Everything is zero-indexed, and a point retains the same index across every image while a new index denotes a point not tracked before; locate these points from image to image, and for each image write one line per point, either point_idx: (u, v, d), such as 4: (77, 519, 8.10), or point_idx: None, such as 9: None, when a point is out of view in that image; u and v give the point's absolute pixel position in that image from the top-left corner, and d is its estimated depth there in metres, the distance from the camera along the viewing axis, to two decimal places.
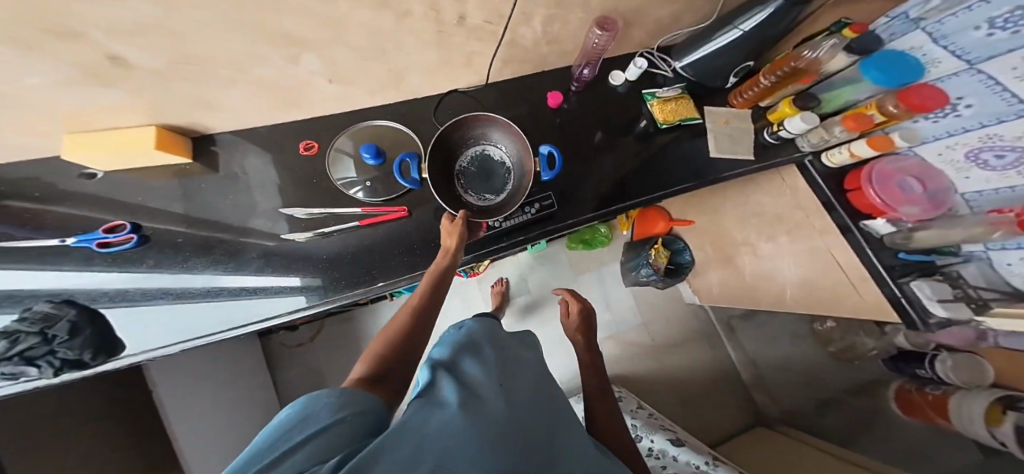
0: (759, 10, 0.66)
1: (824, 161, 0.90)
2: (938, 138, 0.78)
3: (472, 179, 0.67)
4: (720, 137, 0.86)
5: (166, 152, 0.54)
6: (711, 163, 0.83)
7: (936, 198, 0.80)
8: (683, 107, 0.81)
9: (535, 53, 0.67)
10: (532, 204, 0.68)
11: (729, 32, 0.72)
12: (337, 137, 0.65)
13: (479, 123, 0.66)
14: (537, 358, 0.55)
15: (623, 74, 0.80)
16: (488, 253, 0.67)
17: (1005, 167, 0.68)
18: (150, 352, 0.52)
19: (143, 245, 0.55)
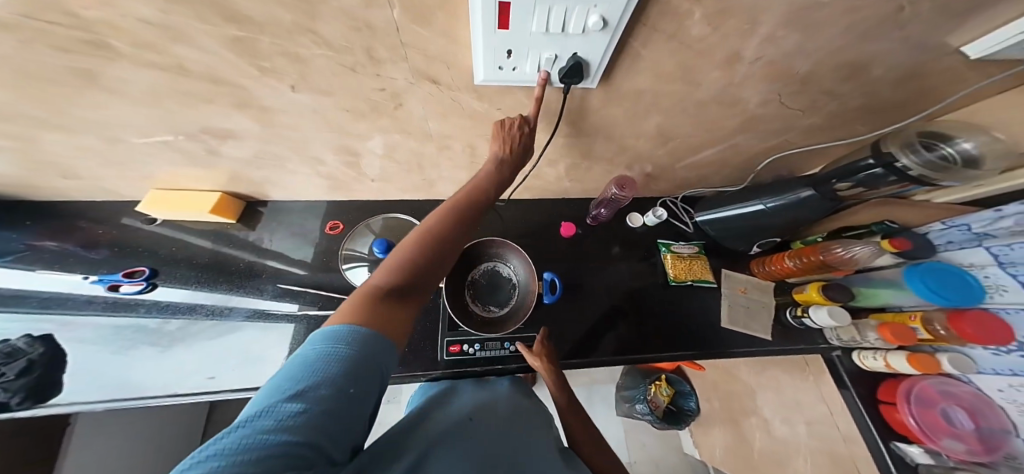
0: (784, 197, 0.61)
1: (854, 359, 0.76)
2: (995, 372, 0.59)
3: (480, 291, 0.72)
4: (735, 307, 0.80)
5: (216, 214, 0.68)
6: (719, 335, 0.77)
7: (992, 440, 0.59)
8: (697, 268, 0.81)
9: (555, 185, 0.75)
10: (514, 341, 0.69)
11: (752, 204, 0.67)
12: (375, 216, 0.77)
13: (495, 245, 0.73)
14: (515, 402, 0.60)
15: (640, 218, 0.85)
16: (460, 375, 0.67)
17: None
18: (76, 404, 0.54)
19: (145, 292, 0.64)
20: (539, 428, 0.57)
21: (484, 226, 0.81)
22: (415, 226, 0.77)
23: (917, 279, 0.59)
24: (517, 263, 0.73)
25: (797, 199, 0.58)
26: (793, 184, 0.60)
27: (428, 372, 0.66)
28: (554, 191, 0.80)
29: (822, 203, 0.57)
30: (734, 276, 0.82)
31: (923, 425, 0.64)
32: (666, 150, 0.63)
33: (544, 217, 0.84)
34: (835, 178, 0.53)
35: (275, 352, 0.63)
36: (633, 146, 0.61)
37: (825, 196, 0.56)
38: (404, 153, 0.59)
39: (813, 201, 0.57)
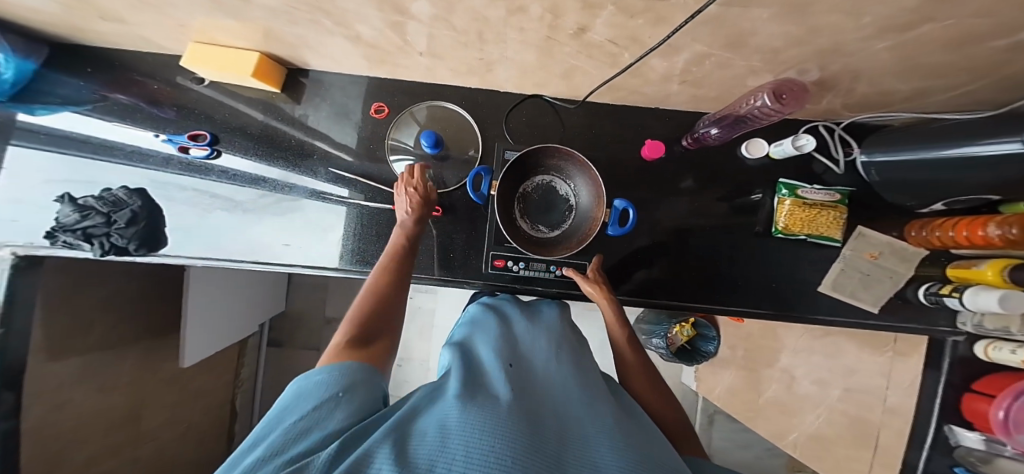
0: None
1: (977, 349, 0.60)
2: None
3: (531, 207, 0.62)
4: (848, 271, 0.63)
5: (259, 79, 0.59)
6: (806, 300, 0.64)
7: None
8: (824, 222, 0.60)
9: (660, 86, 0.53)
10: (560, 266, 0.64)
11: (1001, 140, 0.38)
12: (418, 104, 0.65)
13: (555, 155, 0.60)
14: (557, 340, 0.54)
15: (766, 145, 0.61)
16: (501, 288, 0.66)
17: None
18: (178, 256, 0.63)
19: (213, 158, 0.64)
20: (590, 369, 0.51)
21: (546, 129, 0.64)
22: (468, 124, 0.65)
23: None
24: (581, 181, 0.61)
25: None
26: None
27: (471, 280, 0.65)
28: (652, 95, 0.57)
29: None
30: (867, 236, 0.62)
31: (1011, 421, 0.51)
32: (889, 46, 0.36)
33: (627, 129, 0.64)
34: None
35: (331, 241, 0.65)
36: (835, 33, 0.34)
37: None
38: (460, 23, 0.41)
39: None
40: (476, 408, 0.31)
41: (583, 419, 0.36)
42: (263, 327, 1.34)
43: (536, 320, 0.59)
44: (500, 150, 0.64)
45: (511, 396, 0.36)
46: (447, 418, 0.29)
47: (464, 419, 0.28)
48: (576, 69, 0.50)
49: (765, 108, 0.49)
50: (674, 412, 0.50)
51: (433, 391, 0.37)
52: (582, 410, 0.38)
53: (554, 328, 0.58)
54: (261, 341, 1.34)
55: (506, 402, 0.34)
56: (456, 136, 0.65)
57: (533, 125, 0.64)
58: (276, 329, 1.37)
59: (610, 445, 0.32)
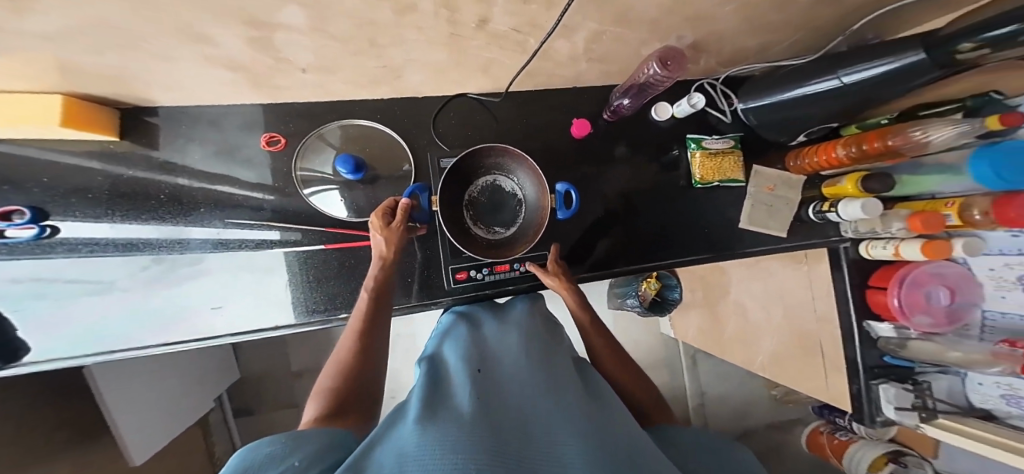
0: (874, 64, 0.44)
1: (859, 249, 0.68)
2: (999, 253, 0.54)
3: (482, 211, 0.61)
4: (756, 205, 0.71)
5: (76, 129, 0.45)
6: (734, 235, 0.72)
7: (957, 312, 0.59)
8: (728, 166, 0.70)
9: (570, 66, 0.57)
10: (523, 262, 0.64)
11: (825, 80, 0.51)
12: (329, 125, 0.61)
13: (493, 153, 0.59)
14: (525, 333, 0.53)
15: (670, 108, 0.69)
16: (472, 299, 0.64)
17: None
18: (52, 363, 0.51)
19: (50, 235, 0.51)
20: (561, 355, 0.51)
21: (476, 128, 0.65)
22: (392, 139, 0.63)
23: (987, 162, 0.46)
24: (522, 174, 0.61)
25: (901, 65, 0.41)
26: (899, 43, 0.41)
27: (441, 298, 0.62)
28: (566, 76, 0.61)
29: (929, 72, 0.40)
30: (763, 173, 0.72)
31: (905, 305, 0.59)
32: (732, 8, 0.44)
33: (552, 112, 0.67)
34: (958, 36, 0.35)
35: (258, 289, 0.58)
36: (691, 1, 0.41)
37: (939, 64, 0.39)
38: (342, 34, 0.38)
39: (919, 69, 0.40)
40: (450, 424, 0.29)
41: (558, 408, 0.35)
42: (221, 398, 1.11)
43: (503, 318, 0.58)
44: (434, 159, 0.63)
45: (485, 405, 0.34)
46: (407, 439, 0.26)
47: (426, 440, 0.26)
48: (491, 61, 0.52)
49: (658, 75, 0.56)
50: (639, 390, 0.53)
51: (396, 414, 0.34)
52: (556, 401, 0.37)
53: (522, 322, 0.57)
54: (225, 413, 1.11)
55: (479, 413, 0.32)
56: (380, 153, 0.63)
57: (461, 127, 0.65)
58: (238, 397, 1.13)
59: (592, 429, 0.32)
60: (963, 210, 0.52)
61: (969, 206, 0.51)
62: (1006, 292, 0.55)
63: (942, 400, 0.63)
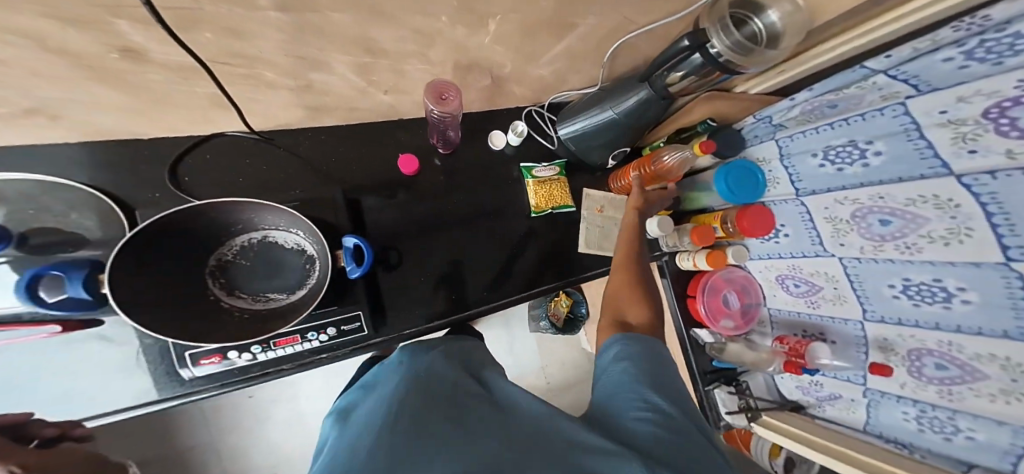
0: (626, 97, 0.54)
1: (677, 263, 0.69)
2: (759, 258, 0.64)
3: (247, 277, 0.46)
4: (593, 228, 0.69)
5: None
6: (574, 258, 0.68)
7: (749, 312, 0.65)
8: (559, 193, 0.68)
9: (367, 101, 0.51)
10: (320, 329, 0.47)
11: (601, 112, 0.58)
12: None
13: (249, 207, 0.43)
14: (395, 360, 0.44)
15: (501, 137, 0.66)
16: (240, 388, 0.45)
17: (798, 297, 0.59)
18: None
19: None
20: (442, 357, 0.43)
21: (249, 169, 0.52)
22: (83, 194, 0.43)
23: (722, 178, 0.57)
24: (294, 222, 0.47)
25: (639, 100, 0.53)
26: (632, 83, 0.54)
27: (184, 394, 0.43)
28: (375, 108, 0.55)
29: (656, 103, 0.54)
30: (593, 196, 0.70)
31: (710, 312, 0.62)
32: (496, 39, 0.43)
33: (370, 146, 0.59)
34: (665, 69, 0.48)
35: None
36: (437, 31, 0.38)
37: (659, 95, 0.52)
38: None
39: (649, 101, 0.53)
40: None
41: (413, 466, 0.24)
42: None
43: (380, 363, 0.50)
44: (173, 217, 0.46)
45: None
46: None
47: None
48: (248, 102, 0.44)
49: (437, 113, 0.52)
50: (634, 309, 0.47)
51: None
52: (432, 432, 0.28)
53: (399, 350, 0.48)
54: None
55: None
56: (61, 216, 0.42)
57: (224, 170, 0.50)
58: None
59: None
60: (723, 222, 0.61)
61: (726, 217, 0.61)
62: (774, 291, 0.64)
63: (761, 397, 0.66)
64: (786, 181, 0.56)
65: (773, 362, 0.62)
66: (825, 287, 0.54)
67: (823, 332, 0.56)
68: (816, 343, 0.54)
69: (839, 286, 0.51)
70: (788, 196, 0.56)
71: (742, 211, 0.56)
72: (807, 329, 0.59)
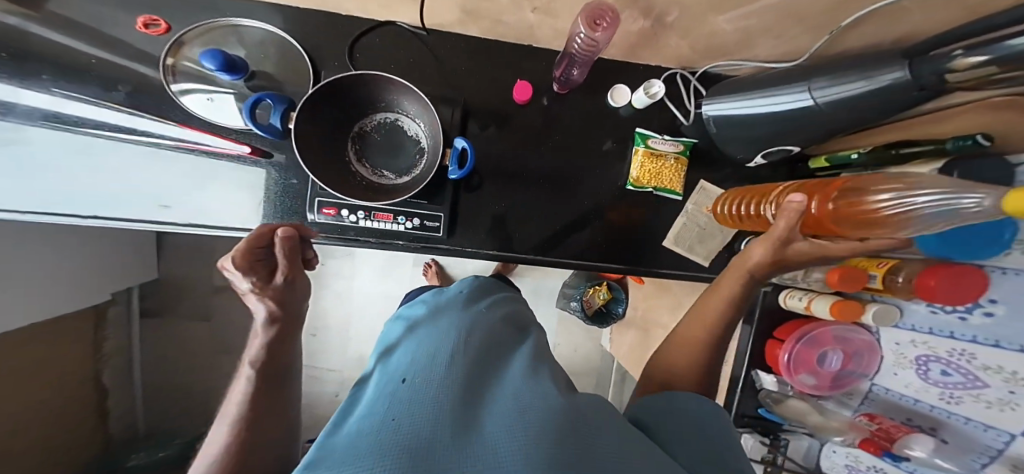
0: (848, 85, 0.38)
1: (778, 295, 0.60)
2: (910, 329, 0.48)
3: (371, 149, 0.51)
4: (690, 225, 0.62)
5: None
6: (655, 249, 0.62)
7: (841, 379, 0.55)
8: (670, 174, 0.60)
9: (515, 15, 0.48)
10: (410, 217, 0.53)
11: (794, 91, 0.44)
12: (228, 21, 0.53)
13: (389, 87, 0.48)
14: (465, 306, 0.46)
15: (628, 94, 0.58)
16: (339, 242, 0.53)
17: (934, 382, 0.46)
18: None
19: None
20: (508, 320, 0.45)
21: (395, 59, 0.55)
22: (283, 45, 0.54)
23: None
24: (426, 114, 0.49)
25: (872, 85, 0.35)
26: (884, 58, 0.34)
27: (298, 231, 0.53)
28: (517, 26, 0.52)
29: (905, 95, 0.33)
30: (708, 191, 0.61)
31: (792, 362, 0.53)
32: None
33: (498, 66, 0.57)
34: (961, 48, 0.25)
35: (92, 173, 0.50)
36: None
37: (916, 85, 0.31)
38: None
39: (895, 90, 0.33)
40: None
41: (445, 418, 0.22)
42: (131, 293, 1.13)
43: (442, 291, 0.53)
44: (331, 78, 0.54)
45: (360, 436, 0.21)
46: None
47: None
48: None
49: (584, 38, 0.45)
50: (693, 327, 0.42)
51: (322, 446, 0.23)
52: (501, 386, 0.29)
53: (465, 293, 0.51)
54: (130, 309, 1.13)
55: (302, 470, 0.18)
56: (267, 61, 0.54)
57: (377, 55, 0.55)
58: (152, 297, 1.16)
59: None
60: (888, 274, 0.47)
61: (898, 270, 0.47)
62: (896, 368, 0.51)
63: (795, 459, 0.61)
64: None
65: (845, 435, 0.56)
66: (993, 389, 0.39)
67: (936, 428, 0.47)
68: (916, 433, 0.48)
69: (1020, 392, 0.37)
70: None
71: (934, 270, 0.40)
72: (914, 419, 0.49)
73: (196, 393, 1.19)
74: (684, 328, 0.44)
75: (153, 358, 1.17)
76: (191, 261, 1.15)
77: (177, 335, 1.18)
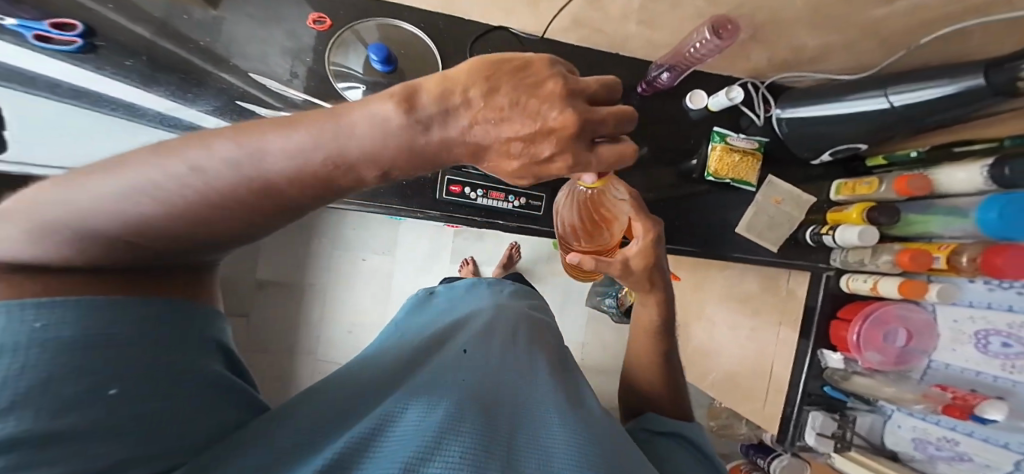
0: (933, 85, 0.48)
1: (841, 282, 0.81)
2: (969, 304, 0.65)
3: None
4: (759, 215, 0.71)
5: None
6: (727, 235, 0.70)
7: (909, 355, 0.73)
8: (744, 167, 0.68)
9: (618, 29, 0.56)
10: (517, 195, 0.57)
11: (871, 96, 0.54)
12: (366, 22, 0.58)
13: None
14: (512, 313, 0.53)
15: (706, 98, 0.66)
16: (454, 218, 0.57)
17: (1002, 355, 0.60)
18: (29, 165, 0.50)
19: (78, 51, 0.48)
20: (546, 335, 0.54)
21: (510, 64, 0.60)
22: (420, 39, 0.59)
23: (995, 205, 0.55)
24: None
25: (958, 87, 0.45)
26: (963, 67, 0.45)
27: (419, 211, 0.56)
28: (613, 36, 0.57)
29: (984, 97, 0.43)
30: (775, 184, 0.71)
31: (861, 340, 0.74)
32: None
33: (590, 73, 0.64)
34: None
35: None
36: None
37: (995, 89, 0.42)
38: None
39: (974, 94, 0.44)
40: (389, 402, 0.30)
41: (495, 374, 0.38)
42: None
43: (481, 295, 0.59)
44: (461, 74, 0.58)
45: (455, 371, 0.37)
46: (406, 436, 0.27)
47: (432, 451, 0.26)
48: None
49: (704, 44, 0.50)
50: (642, 351, 0.52)
51: (382, 389, 0.35)
52: (535, 380, 0.40)
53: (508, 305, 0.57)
54: None
55: (423, 378, 0.34)
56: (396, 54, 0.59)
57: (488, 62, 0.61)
58: None
59: (506, 412, 0.33)
60: (952, 254, 0.63)
61: (960, 251, 0.62)
62: (956, 346, 0.67)
63: (861, 435, 0.82)
64: None
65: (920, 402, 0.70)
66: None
67: (1002, 395, 0.60)
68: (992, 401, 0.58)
69: None
70: None
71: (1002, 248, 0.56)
72: (979, 389, 0.64)
73: None
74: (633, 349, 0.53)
75: None
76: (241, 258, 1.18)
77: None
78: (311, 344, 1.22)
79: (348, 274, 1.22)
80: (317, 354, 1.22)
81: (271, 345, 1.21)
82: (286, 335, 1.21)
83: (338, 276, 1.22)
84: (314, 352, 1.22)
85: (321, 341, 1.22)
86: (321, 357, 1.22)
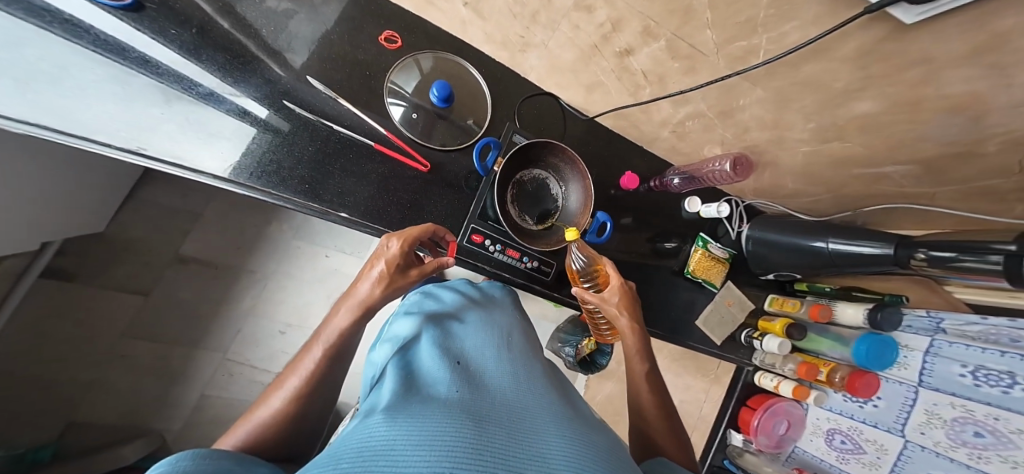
0: (858, 243, 0.59)
1: (754, 376, 0.90)
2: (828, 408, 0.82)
3: (521, 197, 0.57)
4: (715, 312, 0.80)
5: None
6: (692, 324, 0.78)
7: (783, 441, 0.87)
8: (715, 272, 0.77)
9: (650, 131, 0.62)
10: (530, 258, 0.59)
11: (815, 240, 0.65)
12: (424, 52, 0.58)
13: (559, 156, 0.57)
14: (514, 326, 0.50)
15: (699, 205, 0.75)
16: (462, 263, 0.57)
17: (839, 449, 0.78)
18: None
19: (128, 12, 0.46)
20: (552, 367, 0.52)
21: (549, 130, 0.64)
22: (478, 83, 0.60)
23: (864, 343, 0.70)
24: (579, 187, 0.58)
25: (873, 251, 0.57)
26: (874, 235, 0.58)
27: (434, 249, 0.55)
28: (644, 133, 0.64)
29: (887, 263, 0.56)
30: (731, 289, 0.81)
31: (760, 426, 0.85)
32: (809, 149, 0.52)
33: (616, 156, 0.69)
34: (924, 248, 0.49)
35: (282, 154, 0.51)
36: (787, 126, 0.48)
37: (898, 259, 0.53)
38: None
39: (885, 258, 0.55)
40: (354, 428, 0.27)
41: (491, 395, 0.33)
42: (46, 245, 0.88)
43: (491, 301, 0.55)
44: (510, 131, 0.59)
45: (447, 391, 0.31)
46: (370, 434, 0.24)
47: (398, 439, 0.22)
48: (599, 86, 0.55)
49: (721, 171, 0.60)
50: (640, 392, 0.51)
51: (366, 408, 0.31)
52: (542, 398, 0.36)
53: (509, 314, 0.54)
54: (30, 266, 0.86)
55: (397, 399, 0.29)
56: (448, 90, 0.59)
57: (530, 120, 0.63)
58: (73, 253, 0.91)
59: (501, 412, 0.30)
60: (833, 371, 0.78)
61: (836, 370, 0.78)
62: (812, 436, 0.85)
63: None
64: (914, 370, 0.66)
65: None
66: (868, 453, 0.72)
67: None
68: None
69: (883, 456, 0.69)
70: (906, 380, 0.67)
71: (860, 374, 0.72)
72: None
73: (78, 396, 0.90)
74: (633, 392, 0.52)
75: (31, 334, 0.87)
76: (165, 224, 0.98)
77: (90, 307, 0.92)
78: (221, 345, 1.00)
79: (300, 270, 1.06)
80: (227, 352, 1.00)
81: (165, 340, 0.96)
82: (192, 329, 0.98)
83: (284, 272, 1.05)
84: (221, 355, 1.00)
85: (239, 339, 1.01)
86: (231, 357, 1.00)
